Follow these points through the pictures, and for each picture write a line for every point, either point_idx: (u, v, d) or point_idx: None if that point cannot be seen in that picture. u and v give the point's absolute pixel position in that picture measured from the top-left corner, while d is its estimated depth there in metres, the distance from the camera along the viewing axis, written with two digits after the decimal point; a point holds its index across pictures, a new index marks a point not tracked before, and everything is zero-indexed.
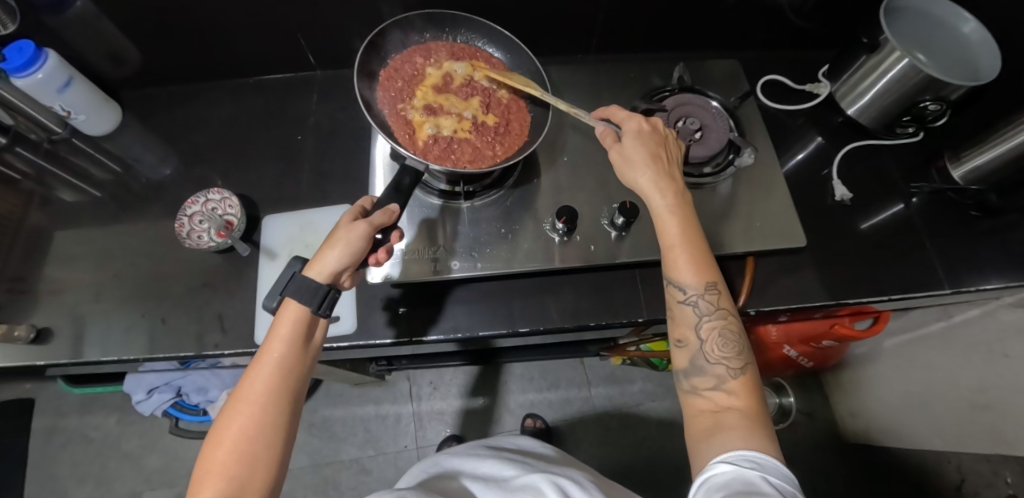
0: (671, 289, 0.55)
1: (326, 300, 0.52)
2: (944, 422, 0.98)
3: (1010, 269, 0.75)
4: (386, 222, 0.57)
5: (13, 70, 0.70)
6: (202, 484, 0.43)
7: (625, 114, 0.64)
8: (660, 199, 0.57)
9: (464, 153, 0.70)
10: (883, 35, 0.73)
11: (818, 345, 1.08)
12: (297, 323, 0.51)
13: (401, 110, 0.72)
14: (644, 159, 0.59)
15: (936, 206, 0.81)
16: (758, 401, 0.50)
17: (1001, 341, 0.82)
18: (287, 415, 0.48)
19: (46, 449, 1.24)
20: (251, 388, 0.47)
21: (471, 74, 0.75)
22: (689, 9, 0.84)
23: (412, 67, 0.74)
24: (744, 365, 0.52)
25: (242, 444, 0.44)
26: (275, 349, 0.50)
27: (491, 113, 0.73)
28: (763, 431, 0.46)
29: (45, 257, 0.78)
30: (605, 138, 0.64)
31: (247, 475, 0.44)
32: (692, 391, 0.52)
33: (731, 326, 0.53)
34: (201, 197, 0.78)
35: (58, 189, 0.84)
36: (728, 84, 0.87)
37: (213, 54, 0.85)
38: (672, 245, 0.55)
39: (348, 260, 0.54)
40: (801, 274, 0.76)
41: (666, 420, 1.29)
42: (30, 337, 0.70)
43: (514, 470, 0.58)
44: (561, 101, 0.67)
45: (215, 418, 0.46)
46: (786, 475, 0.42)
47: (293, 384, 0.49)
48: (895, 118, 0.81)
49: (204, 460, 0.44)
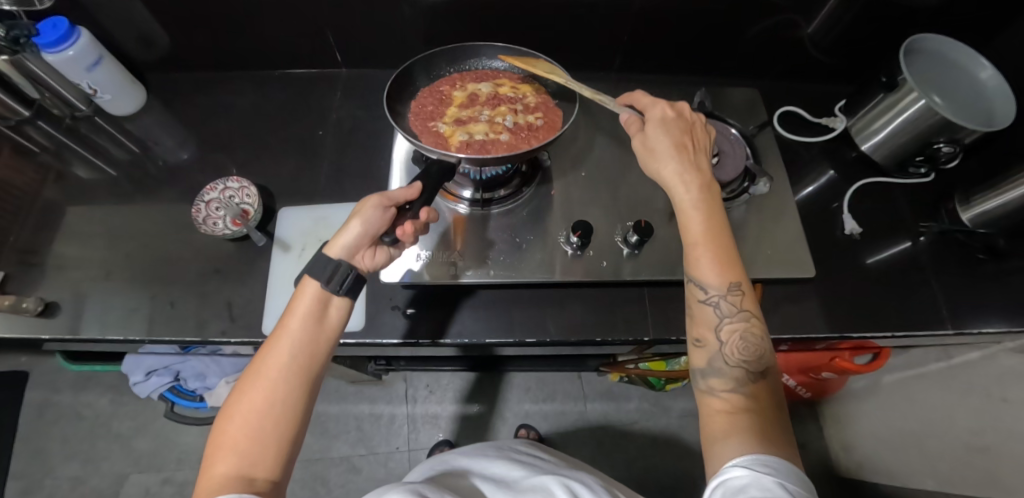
0: (691, 288, 0.56)
1: (341, 278, 0.53)
2: (939, 463, 0.97)
3: (1014, 314, 0.75)
4: (409, 196, 0.58)
5: (46, 45, 0.71)
6: (218, 455, 0.44)
7: (650, 100, 0.65)
8: (684, 193, 0.58)
9: (499, 149, 0.70)
10: (901, 75, 0.75)
11: (818, 376, 1.09)
12: (312, 298, 0.52)
13: (433, 126, 0.73)
14: (669, 150, 0.60)
15: (944, 247, 0.82)
16: (777, 405, 0.51)
17: (1000, 384, 0.83)
18: (300, 389, 0.48)
19: (36, 424, 1.23)
20: (264, 360, 0.48)
21: (496, 90, 0.77)
22: (712, 35, 0.86)
23: (438, 92, 0.77)
24: (764, 369, 0.52)
25: (251, 419, 0.45)
26: (289, 326, 0.50)
27: (521, 115, 0.74)
28: (776, 439, 0.47)
29: (57, 231, 0.78)
30: (630, 125, 0.65)
31: (260, 447, 0.44)
32: (708, 392, 0.52)
33: (753, 329, 0.54)
34: (220, 183, 0.79)
35: (77, 165, 0.85)
36: (746, 113, 0.88)
37: (242, 45, 0.86)
38: (694, 242, 0.56)
39: (364, 233, 0.56)
40: (806, 304, 0.76)
41: (660, 440, 1.28)
42: (37, 309, 0.70)
43: (524, 472, 0.58)
44: (584, 87, 0.67)
45: (229, 392, 0.47)
46: (797, 478, 0.43)
47: (307, 357, 0.49)
48: (908, 157, 0.83)
49: (217, 434, 0.45)
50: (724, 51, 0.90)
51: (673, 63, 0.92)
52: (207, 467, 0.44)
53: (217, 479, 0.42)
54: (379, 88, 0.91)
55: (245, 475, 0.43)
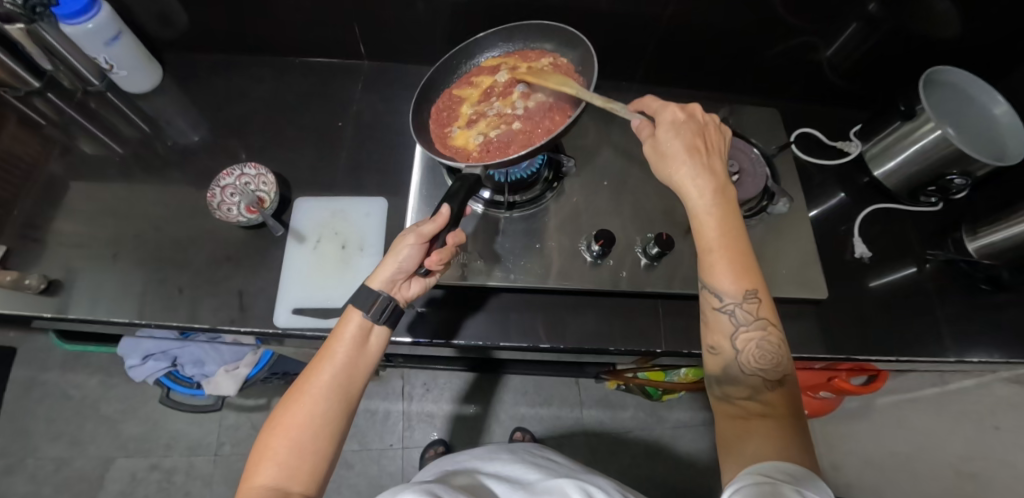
0: (706, 295, 0.56)
1: (388, 309, 0.56)
2: (924, 484, 0.98)
3: (1011, 345, 0.78)
4: (436, 228, 0.57)
5: (65, 16, 0.69)
6: (261, 463, 0.48)
7: (659, 105, 0.62)
8: (698, 199, 0.57)
9: (512, 140, 0.68)
10: (920, 105, 0.76)
11: (816, 395, 1.09)
12: (357, 326, 0.56)
13: (448, 130, 0.73)
14: (681, 153, 0.58)
15: (949, 276, 0.83)
16: (798, 412, 0.51)
17: (993, 413, 0.89)
18: (340, 413, 0.52)
19: (21, 402, 1.20)
20: (310, 380, 0.52)
21: (510, 75, 0.74)
22: (737, 52, 0.87)
23: (452, 96, 0.76)
24: (782, 377, 0.52)
25: (294, 434, 0.49)
26: (335, 349, 0.54)
27: (533, 97, 0.71)
28: (797, 443, 0.47)
29: (63, 207, 0.77)
30: (641, 131, 0.62)
31: (299, 460, 0.49)
32: (723, 398, 0.54)
33: (770, 337, 0.53)
34: (236, 169, 0.77)
35: (85, 140, 0.83)
36: (765, 132, 0.89)
37: (264, 29, 0.85)
38: (709, 249, 0.55)
39: (401, 268, 0.58)
40: (813, 324, 0.77)
41: (654, 449, 1.29)
42: (40, 287, 0.68)
43: (540, 476, 0.58)
44: (595, 96, 0.64)
45: (277, 404, 0.51)
46: (796, 469, 0.44)
47: (347, 381, 0.53)
48: (920, 186, 0.84)
49: (262, 442, 0.50)
50: (745, 69, 0.90)
51: (695, 77, 0.92)
52: (251, 472, 0.49)
53: (259, 489, 0.47)
54: (402, 83, 0.90)
55: (282, 487, 0.47)
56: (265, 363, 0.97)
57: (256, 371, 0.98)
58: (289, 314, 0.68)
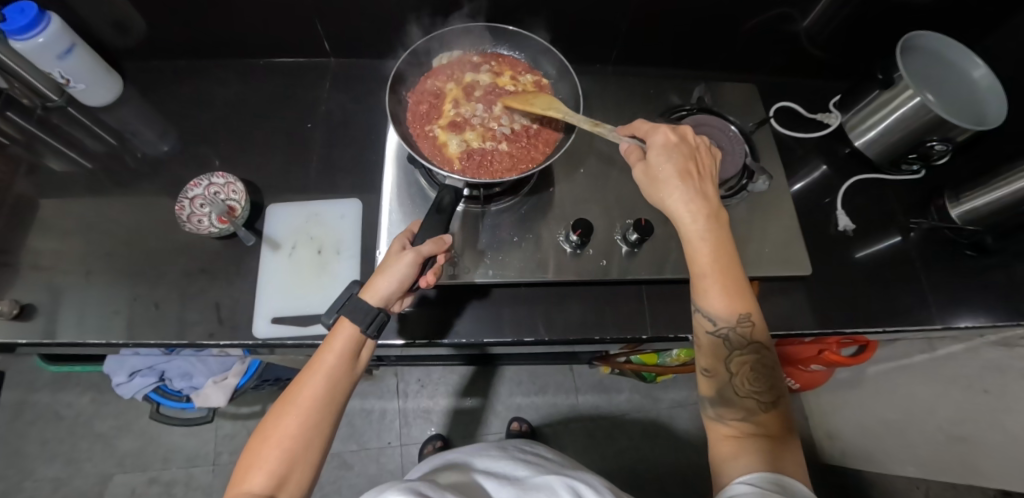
0: (699, 318, 0.54)
1: (374, 320, 0.55)
2: (917, 448, 1.00)
3: (996, 308, 0.78)
4: (436, 250, 0.58)
5: (13, 31, 0.66)
6: (249, 475, 0.47)
7: (649, 126, 0.61)
8: (690, 224, 0.55)
9: (499, 162, 0.70)
10: (898, 72, 0.75)
11: (807, 368, 1.10)
12: (349, 339, 0.55)
13: (428, 130, 0.71)
14: (674, 178, 0.57)
15: (933, 243, 0.83)
16: (789, 432, 0.51)
17: (982, 377, 0.86)
18: (328, 426, 0.52)
19: (14, 424, 1.19)
20: (300, 391, 0.51)
21: (494, 81, 0.75)
22: (710, 29, 0.85)
23: (432, 87, 0.74)
24: (776, 397, 0.52)
25: (284, 445, 0.49)
26: (326, 360, 0.53)
27: (518, 118, 0.73)
28: (786, 463, 0.47)
29: (29, 227, 0.74)
30: (630, 155, 0.61)
31: (287, 472, 0.48)
32: (716, 418, 0.52)
33: (765, 358, 0.53)
34: (204, 179, 0.76)
35: (49, 157, 0.80)
36: (745, 110, 0.87)
37: (224, 33, 0.82)
38: (703, 274, 0.54)
39: (400, 287, 0.57)
40: (799, 300, 0.77)
41: (650, 430, 1.31)
42: (13, 312, 0.67)
43: (528, 471, 0.58)
44: (582, 120, 0.63)
45: (267, 414, 0.50)
46: (778, 479, 0.45)
47: (340, 392, 0.53)
48: (901, 155, 0.83)
49: (248, 454, 0.49)
50: (720, 46, 0.89)
51: (671, 56, 0.91)
52: (238, 483, 0.47)
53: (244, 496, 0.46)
54: (371, 80, 0.88)
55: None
56: (254, 372, 0.96)
57: (246, 381, 0.97)
58: (270, 323, 0.68)
